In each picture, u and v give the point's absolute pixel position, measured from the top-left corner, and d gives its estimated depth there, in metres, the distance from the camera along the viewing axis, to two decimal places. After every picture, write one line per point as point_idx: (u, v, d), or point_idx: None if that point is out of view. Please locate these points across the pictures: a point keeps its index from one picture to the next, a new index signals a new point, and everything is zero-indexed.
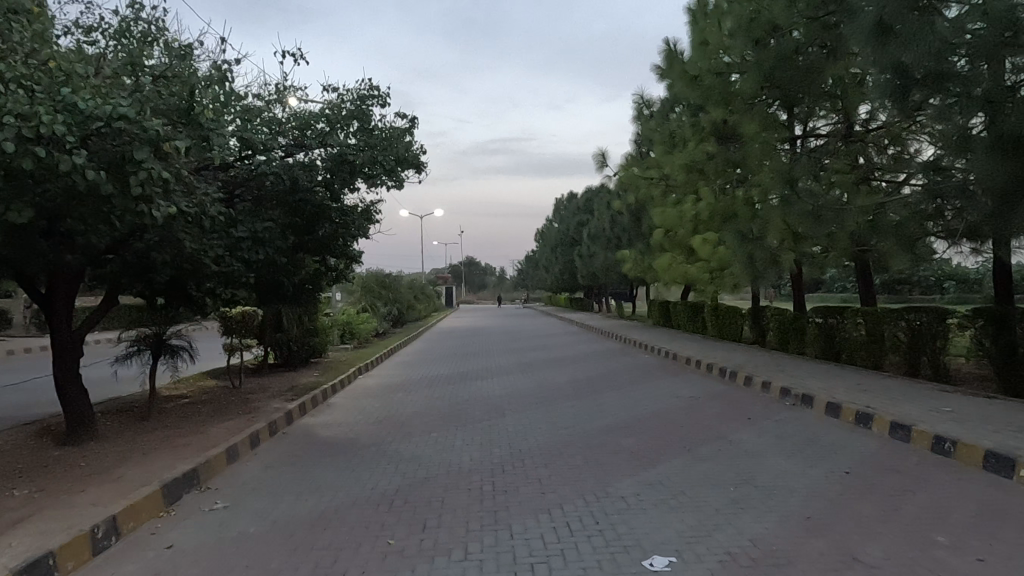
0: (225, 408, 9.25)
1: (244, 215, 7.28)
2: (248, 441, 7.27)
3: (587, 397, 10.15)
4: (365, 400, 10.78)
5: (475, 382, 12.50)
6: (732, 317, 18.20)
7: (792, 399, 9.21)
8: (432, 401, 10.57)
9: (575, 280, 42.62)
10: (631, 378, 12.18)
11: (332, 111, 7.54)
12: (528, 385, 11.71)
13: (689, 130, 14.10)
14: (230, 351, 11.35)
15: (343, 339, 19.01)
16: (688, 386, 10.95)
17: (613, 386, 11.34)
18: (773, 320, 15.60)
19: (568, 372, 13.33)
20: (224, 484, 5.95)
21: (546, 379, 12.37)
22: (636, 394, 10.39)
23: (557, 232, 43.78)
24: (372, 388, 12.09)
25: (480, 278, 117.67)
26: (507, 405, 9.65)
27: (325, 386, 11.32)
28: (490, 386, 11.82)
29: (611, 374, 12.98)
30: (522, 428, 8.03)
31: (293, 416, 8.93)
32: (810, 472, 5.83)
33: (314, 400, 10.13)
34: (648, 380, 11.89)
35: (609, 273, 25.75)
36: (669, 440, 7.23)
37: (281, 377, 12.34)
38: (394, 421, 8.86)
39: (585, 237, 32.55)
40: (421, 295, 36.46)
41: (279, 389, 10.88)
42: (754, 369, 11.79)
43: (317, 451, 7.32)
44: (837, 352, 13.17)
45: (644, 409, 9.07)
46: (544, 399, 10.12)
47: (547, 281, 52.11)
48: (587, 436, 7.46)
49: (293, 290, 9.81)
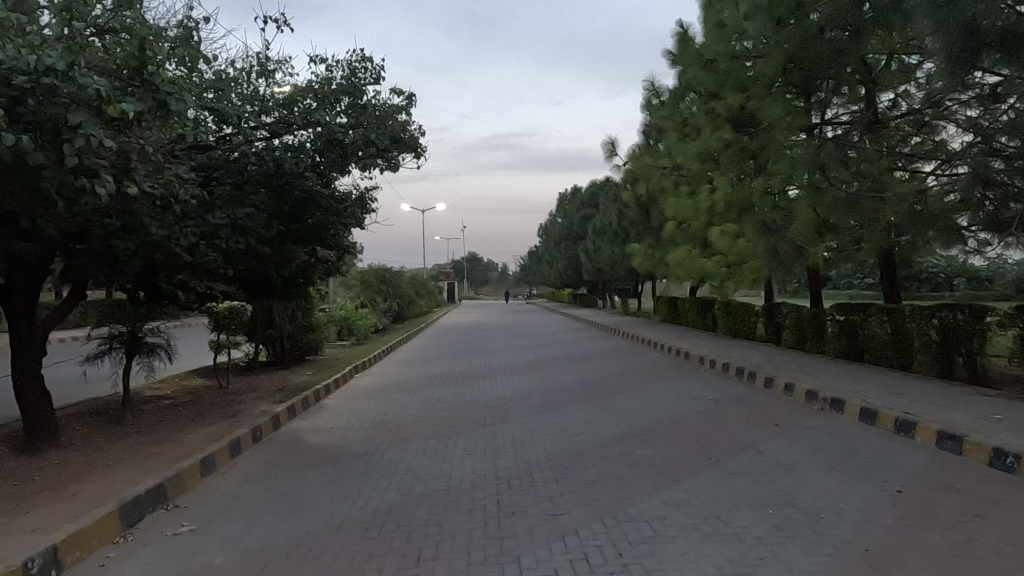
0: (208, 411, 8.57)
1: (223, 200, 6.58)
2: (227, 449, 6.61)
3: (598, 400, 9.48)
4: (361, 401, 10.12)
5: (477, 381, 11.84)
6: (745, 314, 17.52)
7: (820, 404, 8.55)
8: (433, 403, 9.91)
9: (578, 275, 41.96)
10: (643, 379, 11.51)
11: (319, 86, 6.86)
12: (534, 386, 11.05)
13: (703, 117, 13.40)
14: (217, 348, 10.67)
15: (340, 335, 18.37)
16: (704, 388, 10.30)
17: (624, 387, 10.66)
18: (789, 318, 14.92)
19: (576, 372, 12.67)
20: (194, 501, 5.28)
21: (553, 380, 11.69)
22: (650, 396, 9.73)
23: (561, 226, 43.07)
24: (368, 388, 11.43)
25: (482, 274, 116.96)
26: (513, 409, 8.99)
27: (319, 386, 10.66)
28: (493, 387, 11.16)
29: (621, 374, 12.32)
30: (528, 434, 7.37)
31: (280, 420, 8.25)
32: (856, 491, 5.16)
33: (305, 402, 9.45)
34: (661, 381, 11.22)
35: (614, 268, 25.07)
36: (691, 450, 6.56)
37: (272, 375, 11.69)
38: (391, 426, 8.19)
39: (590, 232, 31.89)
40: (423, 290, 35.80)
41: (270, 389, 10.24)
42: (773, 369, 11.10)
43: (304, 461, 6.66)
44: (859, 351, 12.48)
45: (660, 414, 8.41)
46: (552, 401, 9.46)
47: (550, 276, 51.42)
48: (601, 445, 6.79)
49: (284, 284, 9.17)
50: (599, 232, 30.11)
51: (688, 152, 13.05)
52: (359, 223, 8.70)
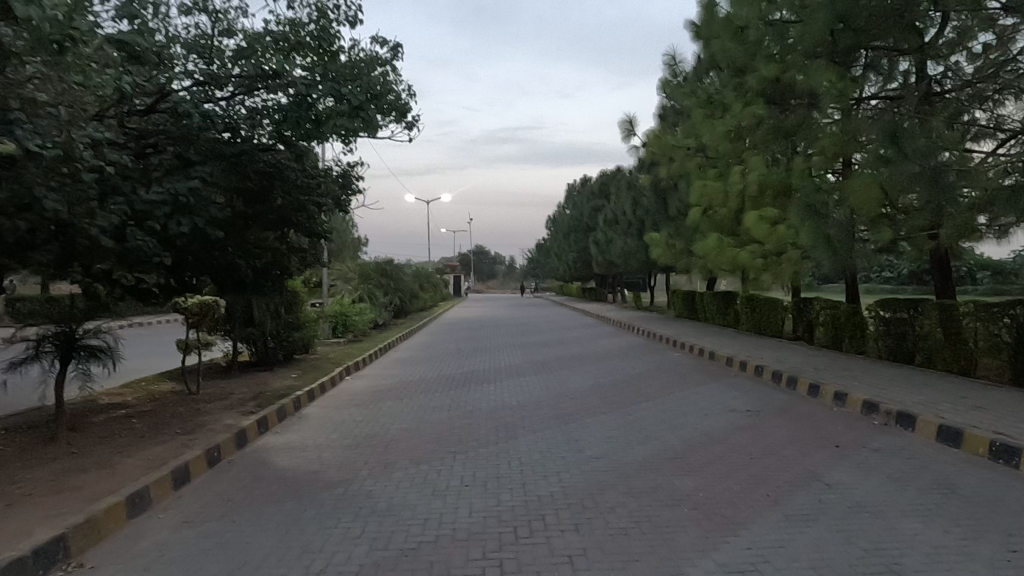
0: (165, 424, 7.34)
1: (162, 171, 5.31)
2: (169, 479, 5.38)
3: (618, 411, 8.20)
4: (347, 410, 8.89)
5: (481, 385, 10.62)
6: (771, 310, 16.21)
7: (881, 418, 7.27)
8: (431, 411, 8.70)
9: (588, 268, 40.67)
10: (665, 384, 10.24)
11: (283, 33, 5.62)
12: (544, 391, 9.79)
13: (731, 93, 12.07)
14: (186, 349, 9.39)
15: (335, 332, 17.17)
16: (739, 396, 9.03)
17: (646, 394, 9.39)
18: (824, 314, 13.61)
19: (592, 375, 11.38)
20: (106, 558, 4.07)
21: (566, 384, 10.42)
22: (679, 406, 8.44)
23: (570, 217, 41.69)
24: (358, 393, 10.21)
25: (489, 267, 115.67)
26: (521, 421, 7.76)
27: (302, 390, 9.45)
28: (498, 392, 9.91)
29: (640, 377, 11.04)
30: (540, 459, 6.12)
31: (246, 437, 7.00)
32: (975, 551, 3.90)
33: (281, 412, 8.22)
34: (688, 387, 9.94)
35: (628, 260, 23.75)
36: (741, 483, 5.30)
37: (253, 379, 10.48)
38: (378, 443, 6.97)
39: (601, 224, 30.64)
40: (428, 283, 34.50)
41: (245, 395, 9.04)
42: (815, 374, 9.82)
43: (265, 493, 5.43)
44: (907, 352, 11.17)
45: (693, 431, 7.15)
46: (566, 412, 8.21)
47: (558, 269, 50.09)
48: (630, 476, 5.54)
49: (258, 277, 7.99)
50: (610, 223, 28.76)
51: (716, 130, 11.74)
52: (340, 204, 7.51)
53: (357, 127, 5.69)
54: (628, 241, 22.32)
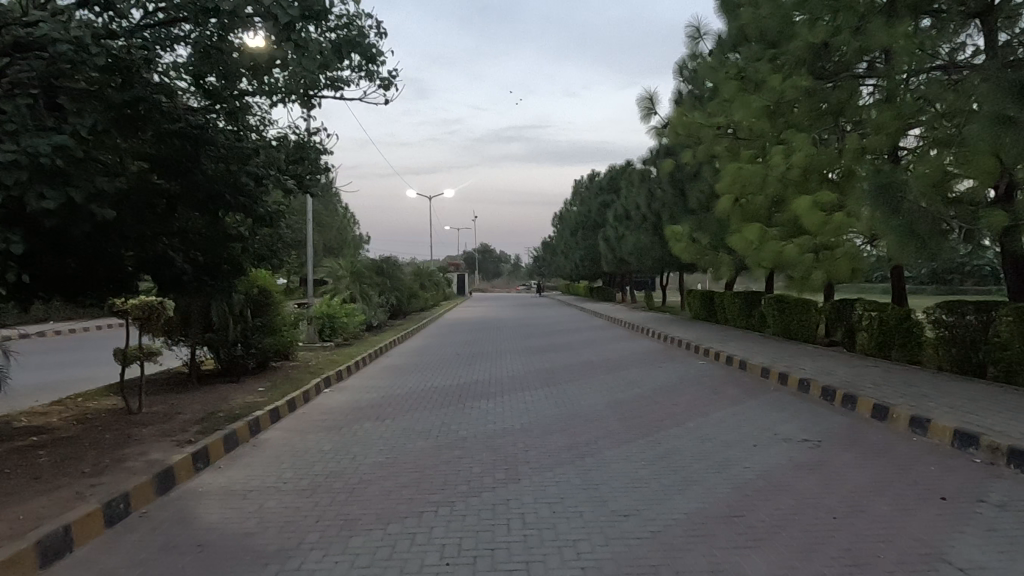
0: (77, 456, 5.84)
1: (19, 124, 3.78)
2: (35, 553, 3.88)
3: (645, 441, 6.65)
4: (316, 434, 7.39)
5: (479, 401, 9.11)
6: (804, 313, 14.64)
7: (983, 455, 5.72)
8: (416, 436, 7.17)
9: (596, 266, 39.05)
10: (696, 402, 8.71)
11: None
12: (552, 410, 8.28)
13: (768, 64, 10.52)
14: (126, 360, 7.81)
15: (322, 335, 15.65)
16: (790, 420, 7.47)
17: (675, 416, 7.85)
18: (868, 318, 12.05)
19: (609, 388, 9.82)
20: None
21: (579, 401, 8.87)
22: (718, 434, 6.91)
23: (578, 213, 40.10)
24: (334, 410, 8.72)
25: (494, 266, 114.03)
26: (525, 455, 6.22)
27: (264, 409, 7.95)
28: (499, 410, 8.40)
29: (664, 392, 9.51)
30: (551, 519, 4.57)
31: (172, 477, 5.49)
32: None
33: (231, 441, 6.71)
34: (724, 407, 8.37)
35: (641, 257, 22.19)
36: (834, 565, 3.75)
37: (212, 393, 8.98)
38: (341, 487, 5.44)
39: (611, 219, 29.07)
40: (429, 281, 32.87)
41: (195, 416, 7.54)
42: (874, 390, 8.26)
43: (169, 572, 3.89)
44: (975, 363, 9.60)
45: (745, 472, 5.60)
46: (581, 441, 6.67)
47: (565, 267, 48.44)
48: (676, 551, 4.00)
49: (199, 276, 6.59)
50: (622, 219, 27.14)
51: (752, 106, 10.18)
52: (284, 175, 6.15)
53: (290, 56, 4.51)
54: (642, 237, 20.72)
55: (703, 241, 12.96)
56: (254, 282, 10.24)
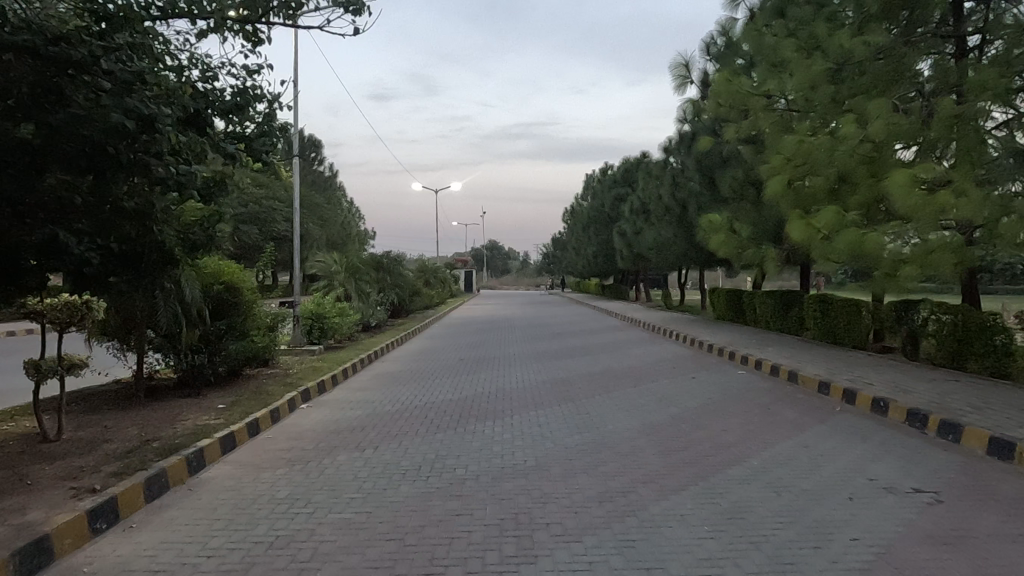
0: None
1: None
2: None
3: (702, 493, 4.99)
4: (275, 473, 5.77)
5: (483, 423, 7.48)
6: (851, 316, 12.94)
7: None
8: (400, 477, 5.55)
9: (609, 262, 37.23)
10: (751, 428, 7.06)
11: None
12: (573, 439, 6.65)
13: (828, 21, 8.88)
14: (39, 375, 6.16)
15: (311, 337, 14.03)
16: (882, 457, 5.80)
17: (730, 450, 6.19)
18: (935, 323, 10.35)
19: (639, 407, 8.16)
20: None
21: (605, 425, 7.24)
22: (796, 480, 5.25)
23: (591, 207, 38.31)
24: (306, 435, 7.11)
25: (502, 263, 112.10)
26: (544, 514, 4.59)
27: (212, 436, 6.35)
28: (508, 437, 6.77)
29: (707, 413, 7.85)
30: None
31: (47, 549, 3.91)
32: None
33: (157, 486, 5.12)
34: (789, 436, 6.70)
35: (663, 252, 20.50)
36: None
37: (158, 411, 7.39)
38: (285, 567, 3.84)
39: (627, 213, 27.30)
40: (434, 278, 31.06)
41: (123, 446, 5.96)
42: (979, 415, 6.56)
43: None
44: None
45: (856, 549, 3.95)
46: (616, 492, 5.02)
47: (576, 264, 46.58)
48: None
49: (113, 268, 5.01)
50: (641, 212, 25.39)
51: (812, 70, 8.52)
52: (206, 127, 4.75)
53: None
54: (664, 231, 19.01)
55: (744, 234, 11.25)
56: (220, 277, 8.66)
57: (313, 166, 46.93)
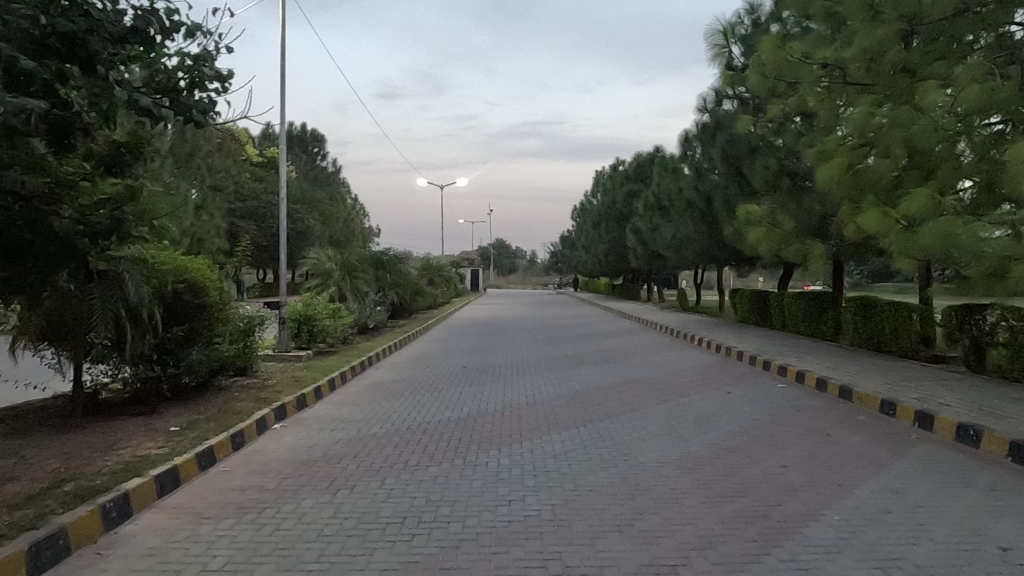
0: None
1: None
2: None
3: (781, 570, 3.68)
4: (219, 527, 4.47)
5: (487, 453, 6.16)
6: (900, 322, 11.57)
7: None
8: (378, 537, 4.25)
9: (621, 262, 35.86)
10: (816, 464, 5.72)
11: None
12: (600, 479, 5.34)
13: None
14: None
15: (300, 341, 12.76)
16: (1002, 512, 4.48)
17: (800, 498, 4.86)
18: (1007, 332, 8.97)
19: (672, 433, 6.83)
20: None
21: (636, 459, 5.91)
22: (903, 550, 3.93)
23: (602, 205, 36.89)
24: (272, 468, 5.83)
25: (509, 261, 110.57)
26: None
27: (148, 473, 5.06)
28: (518, 476, 5.45)
29: (757, 441, 6.52)
30: None
31: None
32: None
33: (52, 551, 3.85)
34: (867, 476, 5.37)
35: (682, 250, 19.13)
36: None
37: (96, 436, 6.12)
38: None
39: (641, 210, 25.96)
40: (437, 276, 29.74)
41: (27, 487, 4.68)
42: None
43: None
44: None
45: None
46: (665, 569, 3.71)
47: (586, 264, 45.14)
48: None
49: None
50: (656, 209, 24.11)
51: (879, 31, 7.17)
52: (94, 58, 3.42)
53: None
54: (686, 226, 17.58)
55: (787, 227, 9.88)
56: (182, 273, 7.41)
57: (314, 161, 45.79)
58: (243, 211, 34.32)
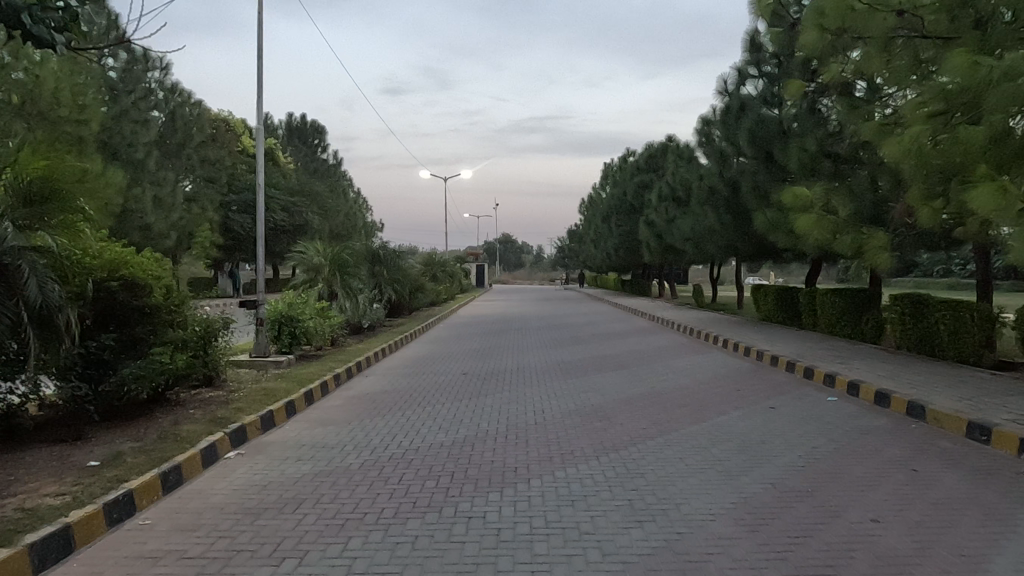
0: None
1: None
2: None
3: None
4: None
5: (488, 498, 4.80)
6: (959, 324, 10.14)
7: None
8: None
9: (632, 256, 34.38)
10: (917, 517, 4.35)
11: None
12: (635, 542, 3.99)
13: None
14: None
15: (281, 344, 11.38)
16: None
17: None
18: None
19: (718, 468, 5.46)
20: None
21: (679, 508, 4.54)
22: None
23: (611, 197, 35.36)
24: (207, 521, 4.50)
25: (515, 256, 109.11)
26: None
27: (26, 537, 3.74)
28: (525, 536, 4.10)
29: (825, 479, 5.16)
30: None
31: None
32: None
33: None
34: (993, 538, 4.00)
35: (703, 242, 17.62)
36: None
37: None
38: None
39: (655, 201, 24.49)
40: (440, 271, 28.38)
41: None
42: None
43: None
44: None
45: None
46: None
47: (595, 258, 43.69)
48: None
49: None
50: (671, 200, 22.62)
51: None
52: None
53: None
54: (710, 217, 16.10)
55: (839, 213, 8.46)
56: (116, 268, 6.08)
57: (314, 153, 44.41)
58: (239, 204, 33.03)
